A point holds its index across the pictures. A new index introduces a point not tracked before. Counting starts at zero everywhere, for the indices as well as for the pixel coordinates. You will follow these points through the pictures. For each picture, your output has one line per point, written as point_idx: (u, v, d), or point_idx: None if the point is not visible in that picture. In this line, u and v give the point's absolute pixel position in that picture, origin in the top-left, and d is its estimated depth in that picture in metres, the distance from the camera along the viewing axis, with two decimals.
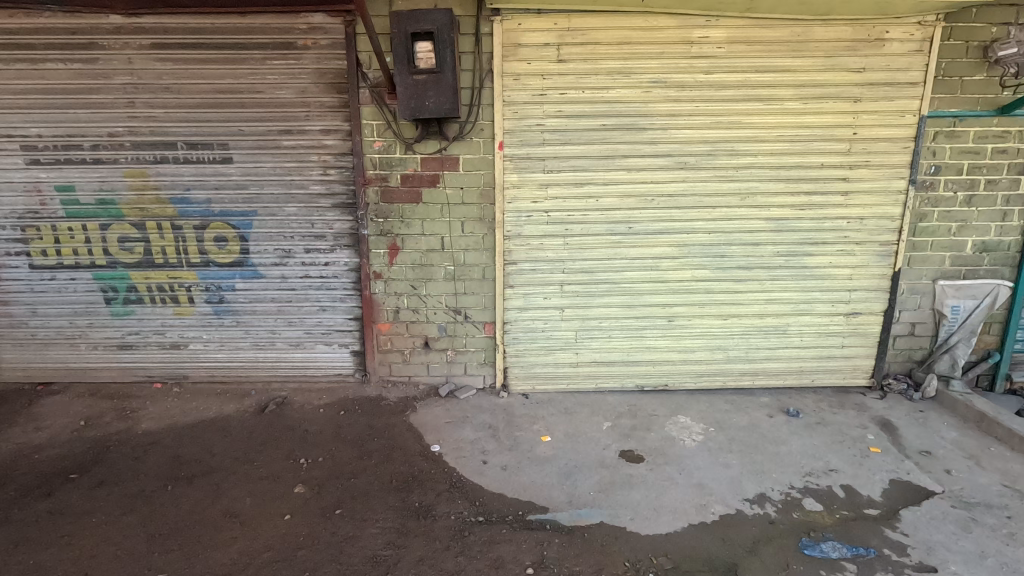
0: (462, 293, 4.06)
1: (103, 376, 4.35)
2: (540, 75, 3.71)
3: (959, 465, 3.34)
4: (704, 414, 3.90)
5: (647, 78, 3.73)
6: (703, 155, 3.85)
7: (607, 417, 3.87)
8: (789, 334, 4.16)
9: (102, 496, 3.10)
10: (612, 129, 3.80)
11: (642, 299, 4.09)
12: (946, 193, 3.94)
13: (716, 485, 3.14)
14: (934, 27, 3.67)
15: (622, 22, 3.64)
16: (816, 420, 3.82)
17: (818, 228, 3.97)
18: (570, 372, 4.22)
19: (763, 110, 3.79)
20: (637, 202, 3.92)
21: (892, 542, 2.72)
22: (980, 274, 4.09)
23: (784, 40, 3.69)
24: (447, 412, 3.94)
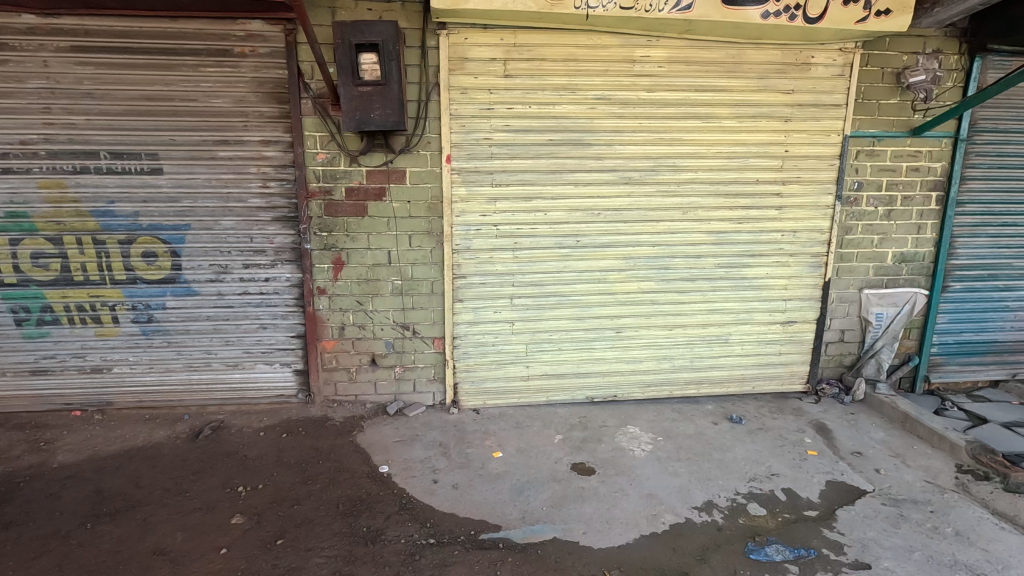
0: (411, 308, 3.98)
1: (14, 405, 3.97)
2: (487, 89, 3.70)
3: (887, 464, 3.49)
4: (652, 424, 3.97)
5: (593, 95, 3.79)
6: (646, 171, 3.95)
7: (559, 430, 3.88)
8: (730, 342, 4.31)
9: (9, 540, 2.80)
10: (558, 144, 3.84)
11: (589, 311, 4.13)
12: (869, 208, 4.20)
13: (666, 494, 3.18)
14: (854, 53, 3.93)
15: (566, 39, 3.68)
16: (758, 426, 3.95)
17: (755, 241, 4.15)
18: (521, 386, 4.20)
19: (702, 128, 3.93)
20: (584, 216, 3.97)
21: (829, 541, 2.79)
22: (900, 283, 4.35)
23: (720, 62, 3.85)
24: (396, 431, 3.83)
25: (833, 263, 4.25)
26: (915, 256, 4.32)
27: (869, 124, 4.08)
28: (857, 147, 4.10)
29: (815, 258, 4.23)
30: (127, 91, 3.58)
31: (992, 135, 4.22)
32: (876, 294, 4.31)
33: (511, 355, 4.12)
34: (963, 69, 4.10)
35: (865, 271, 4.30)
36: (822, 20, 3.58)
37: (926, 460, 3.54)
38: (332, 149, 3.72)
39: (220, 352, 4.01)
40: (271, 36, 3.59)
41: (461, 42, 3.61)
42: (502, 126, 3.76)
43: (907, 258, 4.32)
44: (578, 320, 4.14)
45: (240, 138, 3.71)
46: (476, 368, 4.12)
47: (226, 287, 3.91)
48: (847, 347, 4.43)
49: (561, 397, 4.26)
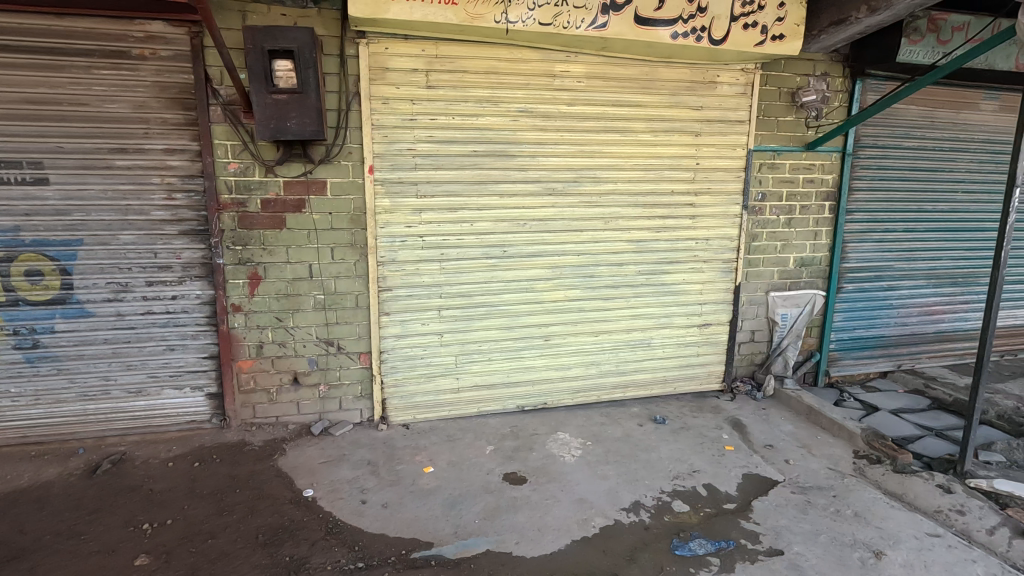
0: (335, 323, 3.84)
1: None
2: (409, 100, 3.66)
3: (795, 454, 3.75)
4: (582, 429, 4.05)
5: (516, 108, 3.85)
6: (568, 182, 4.06)
7: (491, 440, 3.87)
8: (652, 346, 4.49)
9: None
10: (483, 156, 3.86)
11: (517, 320, 4.17)
12: (771, 217, 4.53)
13: (596, 497, 3.25)
14: (754, 74, 4.24)
15: (487, 52, 3.72)
16: (680, 426, 4.13)
17: (672, 248, 4.36)
18: (452, 399, 4.16)
19: (620, 141, 4.10)
20: (511, 226, 4.01)
21: (746, 531, 2.96)
22: (801, 285, 4.72)
23: (634, 78, 4.03)
24: (322, 452, 3.67)
25: (743, 268, 4.54)
26: (813, 260, 4.70)
27: (769, 139, 4.40)
28: (760, 160, 4.41)
29: (726, 264, 4.51)
30: (5, 93, 3.24)
31: (874, 150, 4.68)
32: (781, 296, 4.64)
33: (440, 367, 4.07)
34: (847, 91, 4.52)
35: (771, 275, 4.62)
36: (725, 42, 3.83)
37: (829, 448, 3.84)
38: (246, 159, 3.54)
39: (121, 378, 3.69)
40: (174, 38, 3.38)
41: (381, 52, 3.55)
42: (426, 136, 3.73)
43: (806, 263, 4.69)
44: (507, 330, 4.16)
45: (141, 146, 3.45)
46: (405, 383, 4.04)
47: (126, 307, 3.61)
48: (757, 347, 4.73)
49: (491, 407, 4.26)
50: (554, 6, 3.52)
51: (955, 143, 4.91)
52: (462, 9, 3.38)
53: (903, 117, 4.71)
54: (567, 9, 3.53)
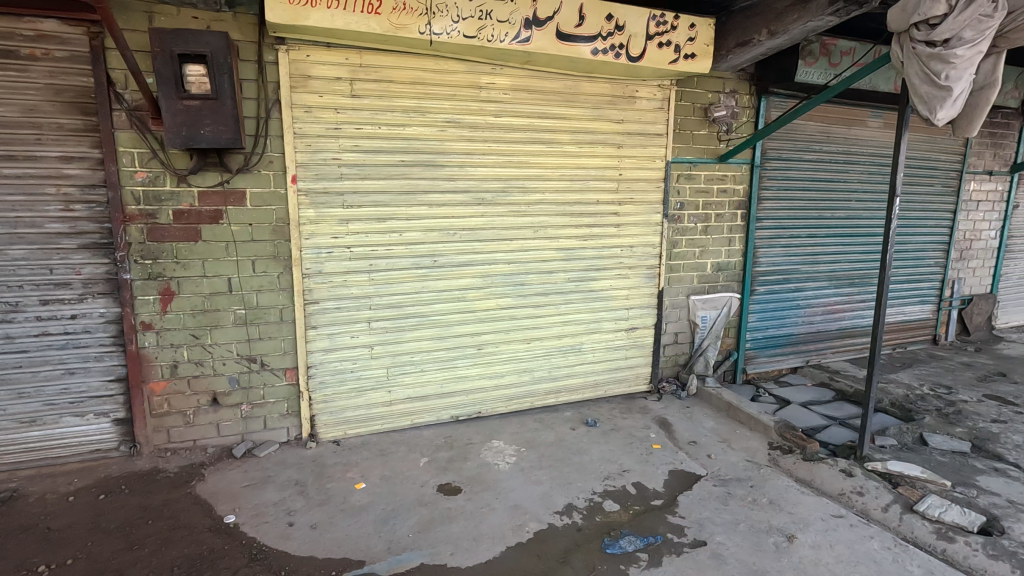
0: (258, 339, 3.68)
1: None
2: (333, 108, 3.59)
3: (716, 448, 3.96)
4: (516, 436, 4.09)
5: (443, 118, 3.87)
6: (497, 193, 4.11)
7: (425, 452, 3.83)
8: (583, 350, 4.61)
9: None
10: (411, 166, 3.84)
11: (450, 330, 4.16)
12: (690, 224, 4.78)
13: (530, 502, 3.29)
14: (670, 89, 4.49)
15: (412, 62, 3.72)
16: (610, 427, 4.26)
17: (599, 255, 4.51)
18: (384, 412, 4.08)
19: (546, 152, 4.21)
20: (440, 236, 4.01)
21: (672, 526, 3.08)
22: (718, 289, 5.00)
23: (558, 91, 4.16)
24: (245, 475, 3.49)
25: (665, 274, 4.76)
26: (729, 265, 5.01)
27: (685, 151, 4.66)
28: (678, 171, 4.66)
29: (650, 269, 4.71)
30: None
31: (778, 162, 5.06)
32: (701, 299, 4.91)
33: (372, 381, 3.99)
34: (754, 107, 4.87)
35: (691, 280, 4.88)
36: (642, 59, 4.03)
37: (746, 441, 4.08)
38: (154, 168, 3.34)
39: (11, 408, 3.36)
40: (70, 38, 3.14)
41: (302, 59, 3.47)
42: (351, 146, 3.67)
43: (722, 268, 4.99)
44: (439, 340, 4.14)
45: (33, 153, 3.18)
46: (334, 398, 3.92)
47: (17, 328, 3.30)
48: (681, 348, 4.97)
49: (425, 418, 4.21)
50: (478, 19, 3.56)
51: (847, 156, 5.40)
52: (386, 19, 3.36)
53: (802, 132, 5.12)
54: (491, 23, 3.59)
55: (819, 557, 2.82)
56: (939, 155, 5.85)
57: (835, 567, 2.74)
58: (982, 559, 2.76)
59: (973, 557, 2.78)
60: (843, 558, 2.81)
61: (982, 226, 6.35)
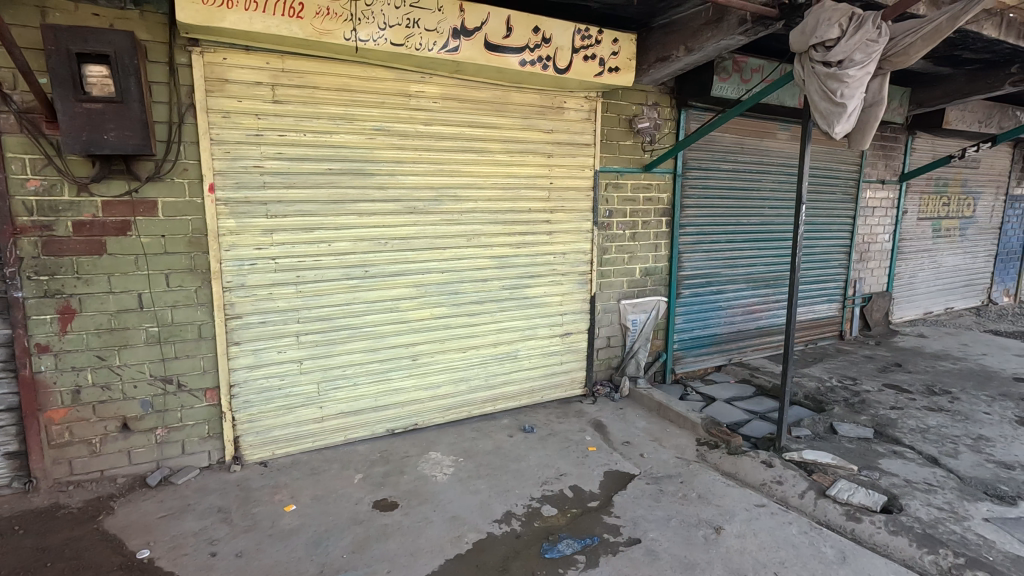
0: (173, 358, 3.45)
1: None
2: (253, 114, 3.44)
3: (648, 447, 4.09)
4: (453, 446, 4.05)
5: (371, 126, 3.80)
6: (430, 201, 4.08)
7: (360, 469, 3.71)
8: (518, 357, 4.65)
9: None
10: (339, 174, 3.74)
11: (383, 341, 4.07)
12: (619, 231, 4.94)
13: (468, 513, 3.26)
14: (596, 101, 4.63)
15: (338, 68, 3.64)
16: (547, 432, 4.31)
17: (533, 263, 4.57)
18: (315, 429, 3.93)
19: (478, 161, 4.22)
20: (371, 246, 3.92)
21: (608, 526, 3.15)
22: (646, 293, 5.20)
23: (488, 100, 4.20)
24: (161, 505, 3.25)
25: (597, 280, 4.89)
26: (656, 270, 5.21)
27: (613, 161, 4.82)
28: (606, 180, 4.81)
29: (582, 276, 4.83)
30: None
31: (699, 172, 5.33)
32: (630, 303, 5.08)
33: (301, 397, 3.83)
34: (674, 119, 5.11)
35: (621, 285, 5.04)
36: (569, 71, 4.14)
37: (676, 439, 4.24)
38: (50, 175, 3.06)
39: None
40: None
41: (219, 62, 3.31)
42: (274, 153, 3.53)
43: (650, 272, 5.18)
44: (372, 353, 4.04)
45: None
46: (260, 418, 3.73)
47: None
48: (613, 351, 5.12)
49: (359, 433, 4.09)
50: (405, 27, 3.53)
51: (760, 166, 5.78)
52: (308, 23, 3.27)
53: (719, 143, 5.43)
54: (419, 31, 3.57)
55: (744, 546, 2.97)
56: (839, 166, 6.38)
57: (758, 554, 2.90)
58: (885, 535, 3.00)
59: (877, 535, 3.02)
60: (766, 545, 2.98)
61: (878, 230, 6.97)
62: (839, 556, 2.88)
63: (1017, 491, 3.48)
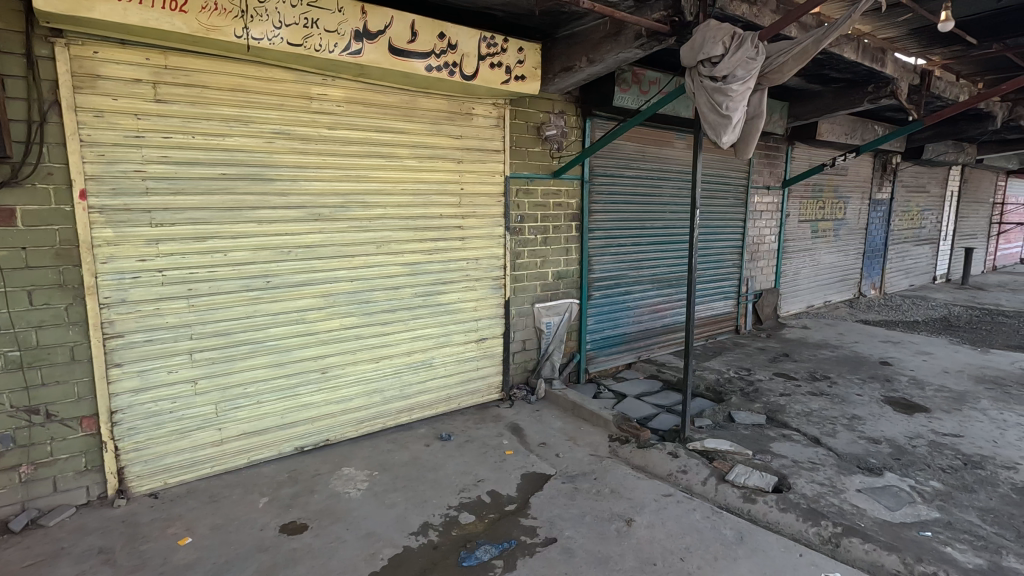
0: (40, 385, 3.07)
1: None
2: (132, 114, 3.15)
3: (563, 446, 4.19)
4: (368, 460, 3.92)
5: (270, 129, 3.60)
6: (336, 208, 3.94)
7: (265, 492, 3.50)
8: (433, 365, 4.60)
9: None
10: (234, 179, 3.51)
11: (289, 355, 3.87)
12: (530, 236, 5.03)
13: (383, 528, 3.17)
14: (504, 108, 4.70)
15: (230, 67, 3.42)
16: (464, 439, 4.28)
17: (446, 269, 4.55)
18: (214, 454, 3.65)
19: (386, 166, 4.14)
20: (273, 255, 3.71)
21: (525, 528, 3.18)
22: (559, 296, 5.32)
23: (394, 105, 4.13)
24: (27, 552, 2.88)
25: (510, 284, 4.95)
26: (568, 273, 5.36)
27: (522, 167, 4.90)
28: (516, 186, 4.88)
29: (495, 280, 4.86)
30: None
31: (605, 178, 5.55)
32: (544, 306, 5.17)
33: (197, 420, 3.55)
34: (580, 127, 5.29)
35: (535, 288, 5.13)
36: (476, 78, 4.16)
37: (589, 436, 4.37)
38: None
39: None
40: None
41: (88, 56, 3.00)
42: (158, 156, 3.25)
43: (562, 276, 5.31)
44: (278, 368, 3.83)
45: None
46: (149, 445, 3.41)
47: None
48: (529, 354, 5.19)
49: (265, 454, 3.85)
50: (303, 27, 3.38)
51: (660, 172, 6.11)
52: (193, 18, 3.04)
53: (623, 150, 5.68)
54: (318, 32, 3.44)
55: (652, 535, 3.11)
56: (729, 172, 6.89)
57: (665, 542, 3.04)
58: (776, 513, 3.27)
59: (769, 513, 3.28)
60: (672, 532, 3.13)
61: (765, 232, 7.60)
62: (737, 536, 3.09)
63: (883, 462, 3.91)
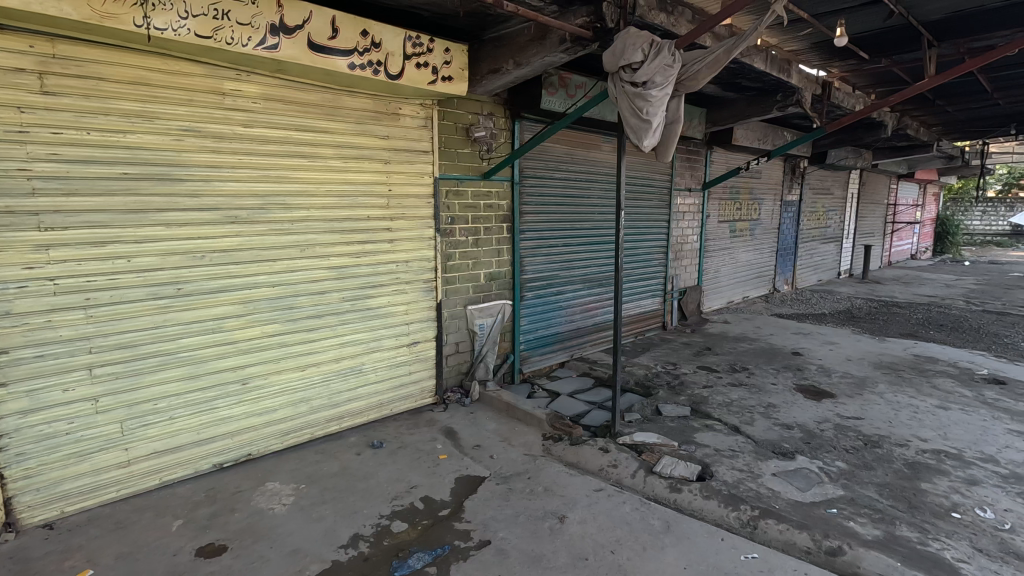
0: None
1: None
2: (15, 107, 2.86)
3: (497, 448, 4.19)
4: (294, 473, 3.75)
5: (177, 126, 3.37)
6: (254, 210, 3.75)
7: (179, 514, 3.26)
8: (364, 371, 4.48)
9: None
10: (137, 179, 3.26)
11: (205, 367, 3.63)
12: (461, 238, 5.00)
13: (310, 543, 3.04)
14: (432, 109, 4.65)
15: (130, 58, 3.17)
16: (397, 445, 4.19)
17: (374, 272, 4.44)
18: (120, 476, 3.37)
19: (309, 167, 3.99)
20: (184, 260, 3.48)
21: (458, 532, 3.15)
22: (492, 297, 5.33)
23: (316, 103, 3.99)
24: None
25: (442, 286, 4.90)
26: (500, 274, 5.37)
27: (451, 168, 4.86)
28: (446, 187, 4.84)
29: (427, 283, 4.80)
30: None
31: (534, 179, 5.61)
32: (477, 308, 5.16)
33: (99, 441, 3.26)
34: (509, 129, 5.32)
35: (467, 290, 5.11)
36: (402, 77, 4.09)
37: (523, 436, 4.40)
38: None
39: None
40: None
41: None
42: (47, 154, 2.96)
43: (494, 277, 5.32)
44: (192, 381, 3.59)
45: None
46: (42, 471, 3.10)
47: None
48: (462, 356, 5.15)
49: (179, 474, 3.60)
50: (212, 18, 3.19)
51: (588, 174, 6.26)
52: (84, 4, 2.78)
53: (552, 153, 5.77)
54: (230, 24, 3.25)
55: (585, 530, 3.17)
56: (653, 175, 7.16)
57: (597, 536, 3.11)
58: (700, 501, 3.42)
59: (694, 501, 3.43)
60: (604, 526, 3.20)
61: (688, 232, 7.95)
62: (664, 525, 3.20)
63: (795, 446, 4.18)
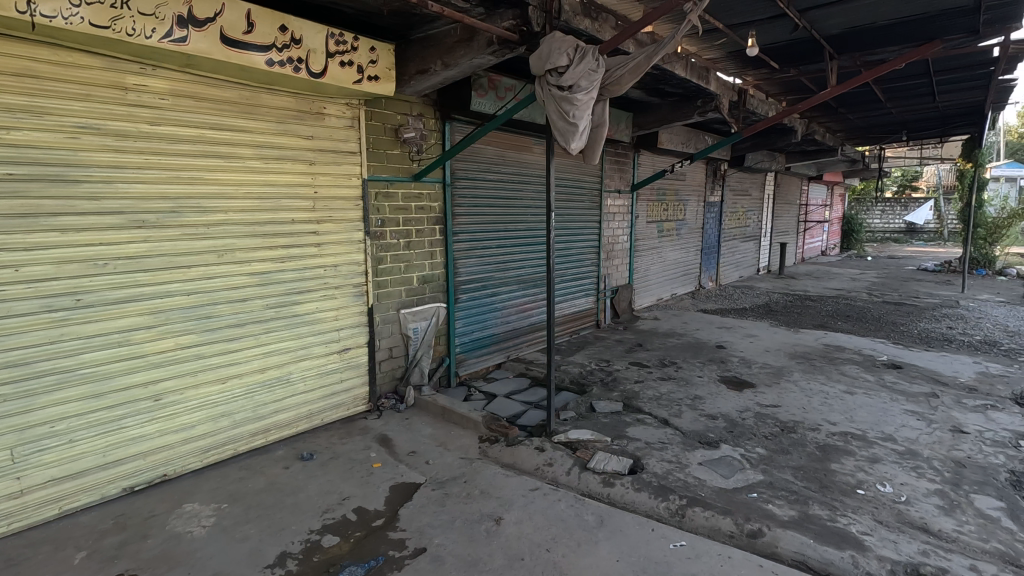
0: None
1: None
2: None
3: (433, 453, 4.14)
4: (215, 492, 3.54)
5: (73, 123, 3.10)
6: (165, 213, 3.50)
7: (83, 545, 3.00)
8: (291, 381, 4.30)
9: None
10: (26, 180, 2.97)
11: (110, 384, 3.36)
12: (392, 241, 4.90)
13: (233, 566, 2.87)
14: (358, 109, 4.53)
15: (14, 48, 2.88)
16: (328, 456, 4.05)
17: (301, 277, 4.27)
18: (12, 508, 3.05)
19: (226, 167, 3.78)
20: (84, 269, 3.20)
21: (393, 542, 3.08)
22: (425, 300, 5.26)
23: (232, 101, 3.79)
24: None
25: (373, 290, 4.79)
26: (433, 277, 5.31)
27: (380, 169, 4.76)
28: (375, 190, 4.73)
29: (357, 287, 4.67)
30: None
31: (466, 181, 5.58)
32: (409, 312, 5.06)
33: None
34: (439, 130, 5.27)
35: (400, 294, 5.02)
36: (325, 76, 3.95)
37: (460, 439, 4.37)
38: None
39: None
40: None
41: None
42: None
43: (427, 280, 5.25)
44: (95, 400, 3.30)
45: None
46: None
47: None
48: (396, 361, 5.05)
49: (83, 501, 3.31)
50: (110, 7, 2.95)
51: (520, 176, 6.30)
52: None
53: (483, 154, 5.77)
54: (130, 14, 3.03)
55: (521, 530, 3.18)
56: (583, 177, 7.32)
57: (533, 535, 3.13)
58: (631, 494, 3.52)
59: (626, 494, 3.53)
60: (540, 525, 3.23)
61: (618, 232, 8.18)
62: (597, 520, 3.27)
63: (719, 435, 4.39)
